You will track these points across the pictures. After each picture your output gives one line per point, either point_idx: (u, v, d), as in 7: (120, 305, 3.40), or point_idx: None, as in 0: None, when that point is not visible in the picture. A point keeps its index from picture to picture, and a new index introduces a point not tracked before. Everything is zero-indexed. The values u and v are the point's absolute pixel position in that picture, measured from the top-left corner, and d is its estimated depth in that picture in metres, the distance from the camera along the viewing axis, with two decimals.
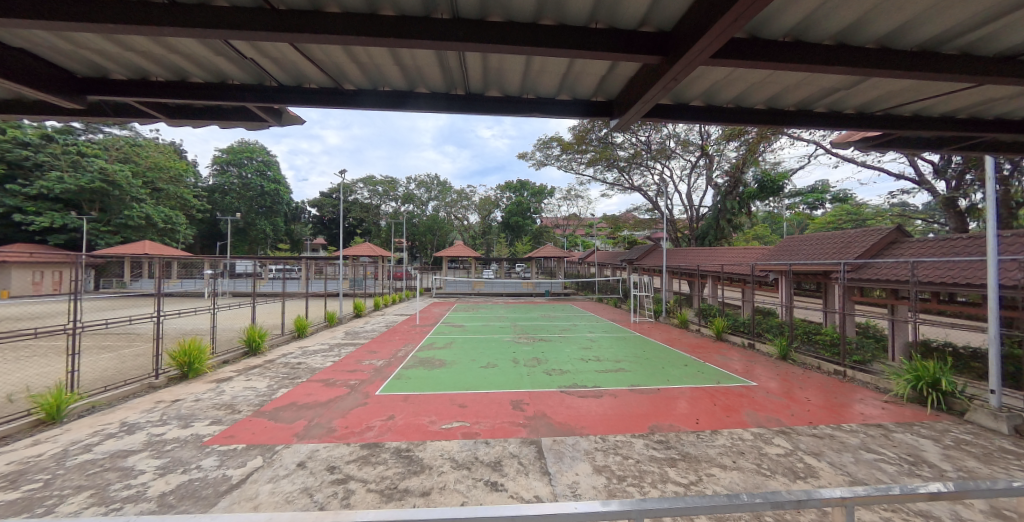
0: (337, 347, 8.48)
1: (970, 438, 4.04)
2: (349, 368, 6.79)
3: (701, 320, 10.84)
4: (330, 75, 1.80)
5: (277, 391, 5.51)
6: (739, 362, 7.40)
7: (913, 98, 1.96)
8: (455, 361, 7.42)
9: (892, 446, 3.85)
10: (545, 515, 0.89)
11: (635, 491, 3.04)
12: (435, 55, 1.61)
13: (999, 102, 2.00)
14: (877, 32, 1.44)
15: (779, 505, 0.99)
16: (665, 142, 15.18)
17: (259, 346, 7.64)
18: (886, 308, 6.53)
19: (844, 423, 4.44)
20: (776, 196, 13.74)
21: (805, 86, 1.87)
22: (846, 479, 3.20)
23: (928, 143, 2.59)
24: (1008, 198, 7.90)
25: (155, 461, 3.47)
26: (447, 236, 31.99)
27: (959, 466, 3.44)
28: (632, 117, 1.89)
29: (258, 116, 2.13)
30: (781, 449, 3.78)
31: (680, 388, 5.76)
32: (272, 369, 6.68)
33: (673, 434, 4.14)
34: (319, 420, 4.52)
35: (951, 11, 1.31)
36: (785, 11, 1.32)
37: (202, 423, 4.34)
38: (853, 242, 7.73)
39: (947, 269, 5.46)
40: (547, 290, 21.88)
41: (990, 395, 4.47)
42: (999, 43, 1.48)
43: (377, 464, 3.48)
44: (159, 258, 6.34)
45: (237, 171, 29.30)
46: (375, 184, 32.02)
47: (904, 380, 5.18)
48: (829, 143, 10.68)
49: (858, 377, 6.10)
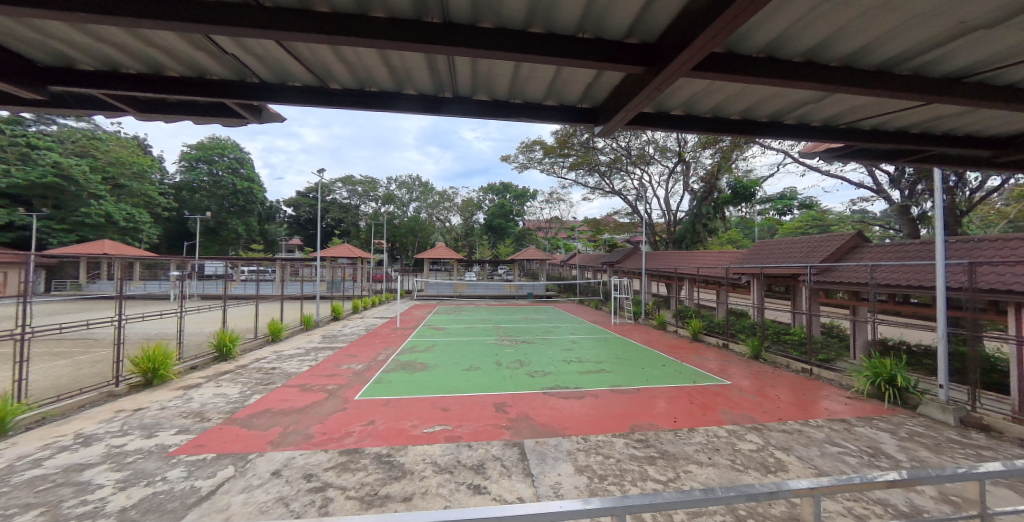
0: (314, 351, 8.23)
1: (922, 430, 4.35)
2: (327, 373, 6.61)
3: (679, 321, 11.16)
4: (315, 74, 1.76)
5: (251, 397, 5.30)
6: (715, 361, 7.68)
7: (874, 113, 2.10)
8: (436, 364, 7.34)
9: (854, 439, 4.10)
10: (530, 514, 0.92)
11: (616, 489, 3.10)
12: (425, 58, 1.62)
13: (946, 120, 2.18)
14: (841, 52, 1.55)
15: (754, 497, 1.05)
16: (644, 148, 15.56)
17: (230, 350, 7.33)
18: (849, 310, 6.90)
19: (812, 419, 4.67)
20: (749, 202, 14.34)
21: (776, 100, 1.98)
22: (813, 472, 3.38)
23: (885, 154, 2.77)
24: (955, 207, 8.54)
25: (115, 474, 3.27)
26: (428, 238, 31.67)
27: (912, 456, 3.71)
28: (617, 123, 1.94)
29: (236, 113, 2.06)
30: (753, 445, 3.94)
31: (659, 387, 5.92)
32: (244, 374, 6.41)
33: (652, 432, 4.26)
34: (296, 426, 4.38)
35: (903, 36, 1.43)
36: (760, 30, 1.40)
37: (168, 432, 4.13)
38: (819, 247, 8.14)
39: (903, 273, 5.85)
40: (530, 292, 22.06)
41: (940, 390, 4.82)
42: (946, 66, 1.62)
43: (357, 470, 3.40)
44: (120, 259, 5.90)
45: (207, 167, 27.88)
46: (354, 185, 31.59)
47: (865, 377, 5.50)
48: (796, 152, 11.23)
49: (824, 375, 6.43)
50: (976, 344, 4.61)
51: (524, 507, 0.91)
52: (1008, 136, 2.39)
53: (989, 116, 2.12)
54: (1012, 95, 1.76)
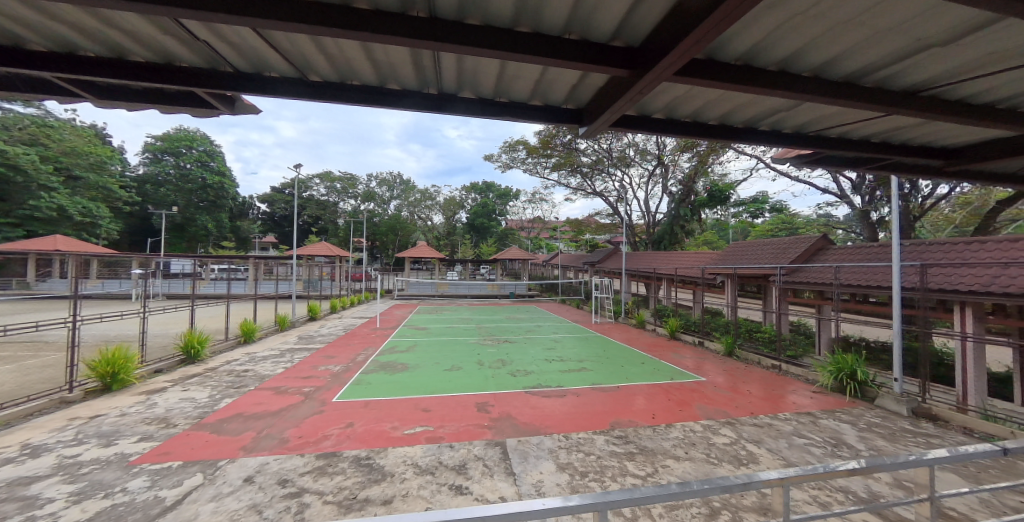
0: (290, 352, 7.96)
1: (879, 421, 4.64)
2: (304, 374, 6.41)
3: (657, 320, 11.46)
4: (294, 65, 1.70)
5: (221, 401, 5.07)
6: (691, 359, 7.93)
7: (839, 123, 2.23)
8: (417, 365, 7.24)
9: (818, 430, 4.34)
10: (513, 513, 0.93)
11: (597, 486, 3.15)
12: (409, 52, 1.59)
13: (903, 130, 2.34)
14: (812, 63, 1.62)
15: (727, 489, 1.09)
16: (625, 150, 15.86)
17: (199, 353, 6.99)
18: (815, 309, 7.26)
19: (780, 412, 4.90)
20: (723, 205, 14.88)
21: (751, 107, 2.06)
22: (781, 462, 3.54)
23: (849, 162, 2.93)
24: (910, 211, 9.15)
25: (68, 487, 3.05)
26: (409, 237, 31.21)
27: (871, 445, 3.95)
28: (601, 125, 1.97)
29: (207, 103, 1.95)
30: (727, 438, 4.10)
31: (638, 385, 6.06)
32: (214, 378, 6.13)
33: (632, 429, 4.35)
34: (270, 430, 4.22)
35: (868, 51, 1.52)
36: (738, 38, 1.45)
37: (129, 440, 3.89)
38: (788, 248, 8.53)
39: (863, 273, 6.20)
40: (512, 291, 22.10)
41: (894, 383, 5.15)
42: (906, 80, 1.73)
43: (335, 474, 3.32)
44: (75, 256, 5.52)
45: (173, 160, 26.35)
46: (332, 181, 30.76)
47: (828, 371, 5.81)
48: (768, 157, 11.72)
49: (792, 370, 6.75)
50: (926, 339, 4.95)
51: (507, 506, 0.92)
52: (955, 147, 2.58)
53: (941, 128, 2.28)
54: (961, 110, 1.90)
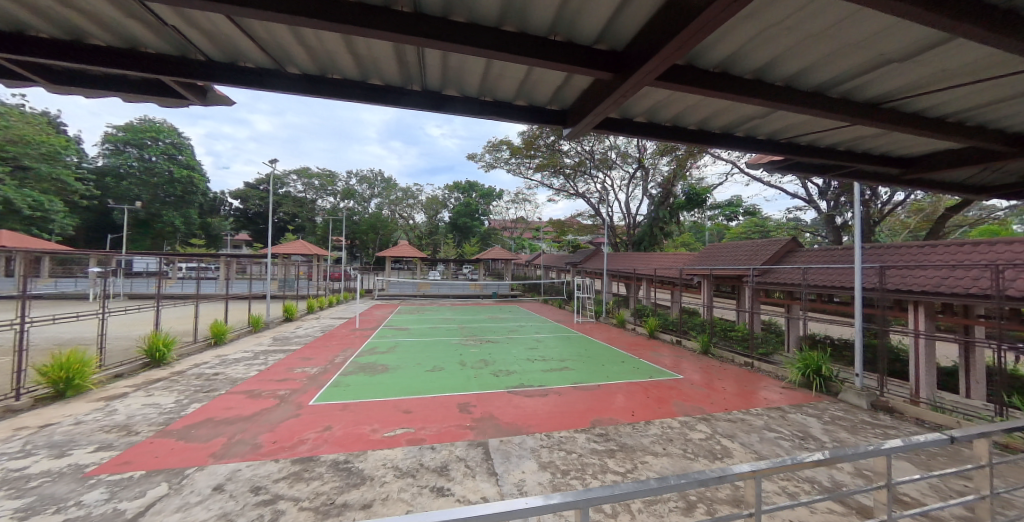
0: (264, 354, 7.67)
1: (842, 414, 4.91)
2: (278, 377, 6.19)
3: (637, 319, 11.70)
4: (271, 56, 1.64)
5: (188, 407, 4.83)
6: (670, 357, 8.13)
7: (809, 131, 2.34)
8: (398, 366, 7.12)
9: (787, 424, 4.54)
10: (496, 514, 0.92)
11: (578, 484, 3.19)
12: (393, 47, 1.57)
13: (865, 140, 2.47)
14: (785, 73, 1.70)
15: (704, 482, 1.13)
16: (607, 153, 16.09)
17: (164, 356, 6.63)
18: (785, 308, 7.60)
19: (753, 408, 5.10)
20: (700, 207, 15.35)
21: (728, 113, 2.14)
22: (753, 456, 3.69)
23: (817, 169, 3.08)
24: (871, 216, 9.73)
25: (14, 503, 2.83)
26: (390, 235, 30.66)
27: (834, 437, 4.18)
28: (584, 127, 2.00)
29: (176, 92, 1.86)
30: (703, 434, 4.23)
31: (618, 383, 6.17)
32: (181, 382, 5.83)
33: (612, 426, 4.43)
34: (242, 436, 4.05)
35: (835, 63, 1.60)
36: (717, 46, 1.51)
37: (85, 450, 3.65)
38: (761, 250, 8.88)
39: (829, 275, 6.53)
40: (495, 291, 22.04)
41: (856, 378, 5.45)
42: (868, 93, 1.84)
43: (311, 480, 3.22)
44: (24, 252, 5.12)
45: (137, 152, 24.74)
46: (310, 177, 29.83)
47: (797, 368, 6.08)
48: (742, 162, 12.18)
49: (763, 367, 7.04)
50: (884, 336, 5.27)
51: (490, 506, 0.92)
52: (911, 157, 2.75)
53: (898, 139, 2.43)
54: (917, 122, 2.03)
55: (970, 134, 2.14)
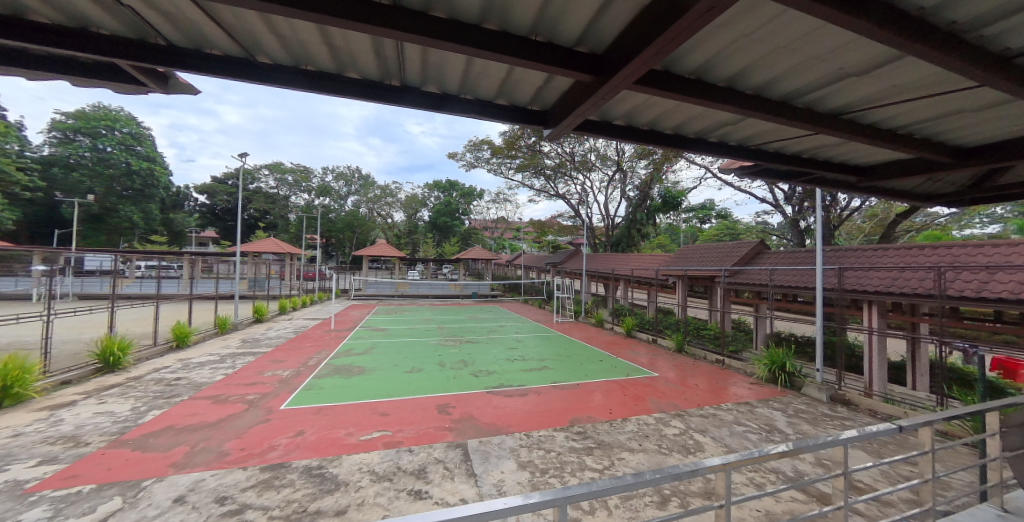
0: (231, 357, 7.33)
1: (804, 407, 5.19)
2: (247, 381, 5.93)
3: (615, 319, 11.93)
4: (239, 44, 1.57)
5: (147, 414, 4.55)
6: (646, 355, 8.34)
7: (776, 138, 2.46)
8: (375, 367, 6.96)
9: (755, 418, 4.75)
10: (475, 515, 0.91)
11: (557, 482, 3.22)
12: (372, 41, 1.53)
13: (827, 149, 2.62)
14: (756, 82, 1.77)
15: (677, 477, 1.16)
16: (587, 155, 16.30)
17: (119, 360, 6.22)
18: (753, 308, 7.94)
19: (723, 403, 5.31)
20: (676, 210, 15.83)
21: (702, 119, 2.22)
22: (723, 449, 3.84)
23: (784, 175, 3.24)
24: (832, 221, 10.31)
25: None
26: (368, 234, 29.95)
27: (797, 429, 4.42)
28: (565, 129, 2.02)
29: (134, 79, 1.74)
30: (677, 429, 4.37)
31: (596, 382, 6.27)
32: (138, 388, 5.48)
33: (590, 424, 4.50)
34: (207, 443, 3.86)
35: (800, 76, 1.69)
36: (692, 54, 1.55)
37: (26, 464, 3.36)
38: (731, 252, 9.25)
39: (792, 276, 6.89)
40: (475, 291, 21.91)
41: (816, 373, 5.77)
42: (830, 104, 1.94)
43: (282, 487, 3.09)
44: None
45: (89, 141, 22.82)
46: (283, 173, 28.73)
47: (763, 364, 6.37)
48: (715, 167, 12.65)
49: (733, 364, 7.33)
50: (842, 334, 5.59)
51: (468, 507, 0.90)
52: (868, 166, 2.93)
53: (855, 148, 2.59)
54: (871, 133, 2.17)
55: (918, 145, 2.30)
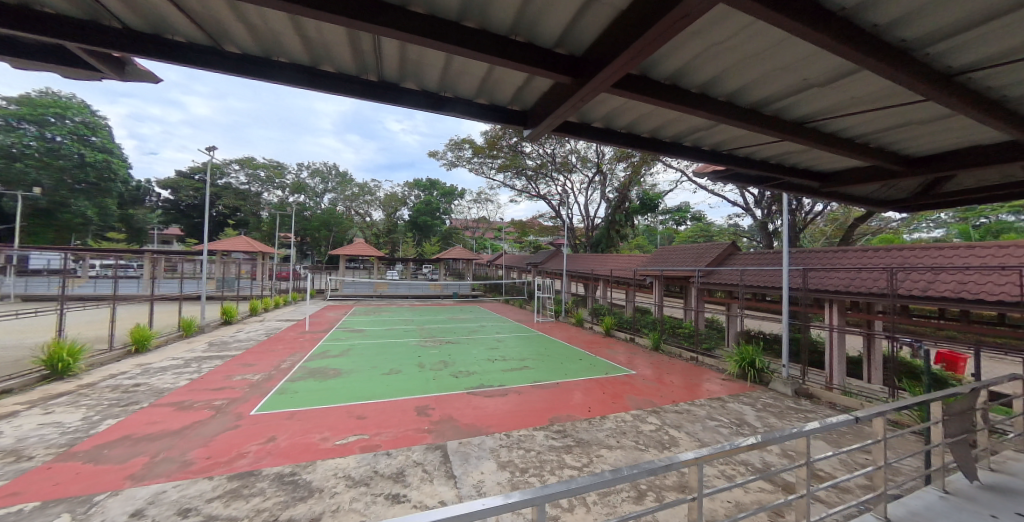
0: (196, 361, 6.97)
1: (772, 401, 5.43)
2: (214, 386, 5.66)
3: (594, 318, 12.10)
4: (205, 32, 1.50)
5: (101, 424, 4.26)
6: (624, 354, 8.49)
7: (746, 144, 2.56)
8: (352, 370, 6.79)
9: (726, 413, 4.93)
10: (454, 516, 0.91)
11: (536, 480, 3.24)
12: (348, 34, 1.50)
13: (793, 155, 2.75)
14: (727, 89, 1.85)
15: (652, 471, 1.19)
16: (568, 156, 16.46)
17: (69, 366, 5.82)
18: (726, 307, 8.25)
19: (697, 399, 5.49)
20: (653, 212, 16.23)
21: (677, 123, 2.28)
22: (697, 443, 3.97)
23: (755, 180, 3.37)
24: (797, 224, 10.84)
25: None
26: (345, 233, 29.18)
27: (765, 422, 4.62)
28: (544, 129, 2.04)
29: (86, 64, 1.63)
30: (653, 425, 4.48)
31: (576, 380, 6.35)
32: (91, 396, 5.12)
33: (570, 422, 4.55)
34: (169, 452, 3.66)
35: (768, 84, 1.77)
36: (668, 59, 1.60)
37: None
38: (705, 252, 9.57)
39: (761, 276, 7.21)
40: (456, 291, 21.72)
41: (783, 369, 6.05)
42: (795, 113, 2.04)
43: (251, 496, 2.97)
44: None
45: (36, 129, 20.54)
46: (254, 168, 27.56)
47: (734, 361, 6.62)
48: (690, 171, 13.06)
49: (706, 361, 7.59)
50: (806, 331, 5.87)
51: (446, 509, 0.89)
52: (830, 172, 3.10)
53: (819, 155, 2.73)
54: (833, 141, 2.30)
55: (873, 154, 2.45)
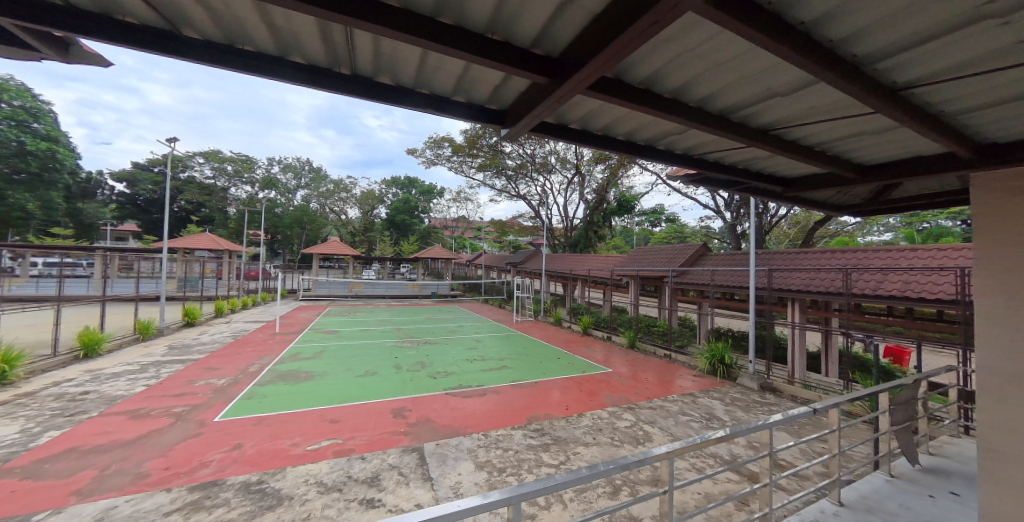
0: (154, 366, 6.55)
1: (739, 395, 5.67)
2: (174, 392, 5.34)
3: (573, 318, 12.23)
4: (161, 14, 1.41)
5: (42, 436, 3.93)
6: (601, 353, 8.63)
7: (715, 149, 2.67)
8: (324, 372, 6.58)
9: (697, 408, 5.11)
10: (430, 517, 0.90)
11: (514, 480, 3.25)
12: (319, 24, 1.45)
13: (758, 161, 2.89)
14: (697, 95, 1.91)
15: (625, 466, 1.22)
16: (547, 157, 16.58)
17: (5, 374, 5.35)
18: (698, 305, 8.54)
19: (669, 395, 5.66)
20: (630, 213, 16.59)
21: (650, 127, 2.34)
22: (669, 438, 4.09)
23: (724, 184, 3.51)
24: (763, 226, 11.38)
25: None
26: (318, 231, 28.24)
27: (733, 416, 4.82)
28: (521, 129, 2.04)
29: (23, 42, 1.50)
30: (628, 422, 4.58)
31: (554, 379, 6.41)
32: (30, 406, 4.71)
33: (547, 421, 4.59)
34: (122, 464, 3.42)
35: (735, 92, 1.85)
36: (642, 64, 1.64)
37: None
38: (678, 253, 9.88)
39: (730, 276, 7.51)
40: (435, 291, 21.47)
41: (749, 364, 6.33)
42: (760, 120, 2.14)
43: (214, 508, 2.82)
44: None
45: None
46: (221, 162, 26.20)
47: (705, 358, 6.87)
48: (665, 174, 13.45)
49: (679, 359, 7.84)
50: (771, 328, 6.16)
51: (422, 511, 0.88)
52: (793, 178, 3.26)
53: (781, 161, 2.87)
54: (794, 148, 2.43)
55: (830, 161, 2.61)
